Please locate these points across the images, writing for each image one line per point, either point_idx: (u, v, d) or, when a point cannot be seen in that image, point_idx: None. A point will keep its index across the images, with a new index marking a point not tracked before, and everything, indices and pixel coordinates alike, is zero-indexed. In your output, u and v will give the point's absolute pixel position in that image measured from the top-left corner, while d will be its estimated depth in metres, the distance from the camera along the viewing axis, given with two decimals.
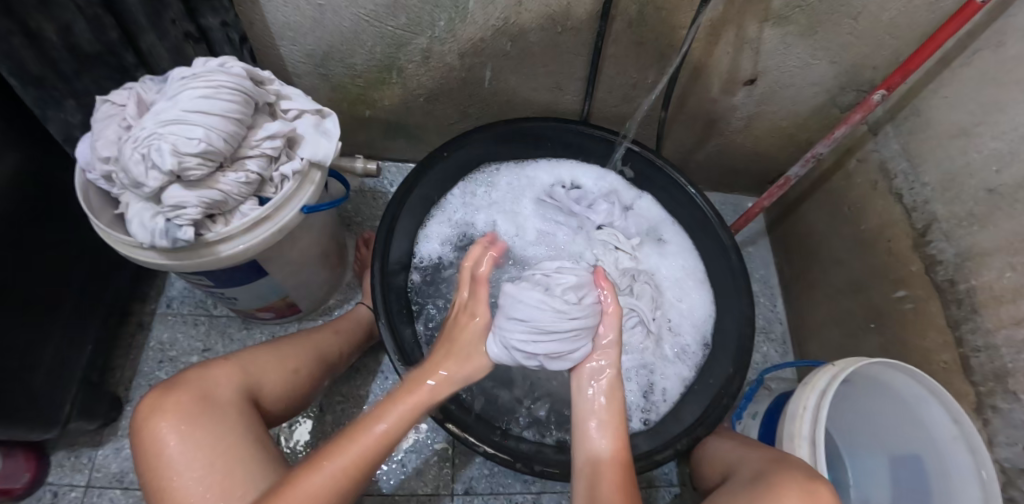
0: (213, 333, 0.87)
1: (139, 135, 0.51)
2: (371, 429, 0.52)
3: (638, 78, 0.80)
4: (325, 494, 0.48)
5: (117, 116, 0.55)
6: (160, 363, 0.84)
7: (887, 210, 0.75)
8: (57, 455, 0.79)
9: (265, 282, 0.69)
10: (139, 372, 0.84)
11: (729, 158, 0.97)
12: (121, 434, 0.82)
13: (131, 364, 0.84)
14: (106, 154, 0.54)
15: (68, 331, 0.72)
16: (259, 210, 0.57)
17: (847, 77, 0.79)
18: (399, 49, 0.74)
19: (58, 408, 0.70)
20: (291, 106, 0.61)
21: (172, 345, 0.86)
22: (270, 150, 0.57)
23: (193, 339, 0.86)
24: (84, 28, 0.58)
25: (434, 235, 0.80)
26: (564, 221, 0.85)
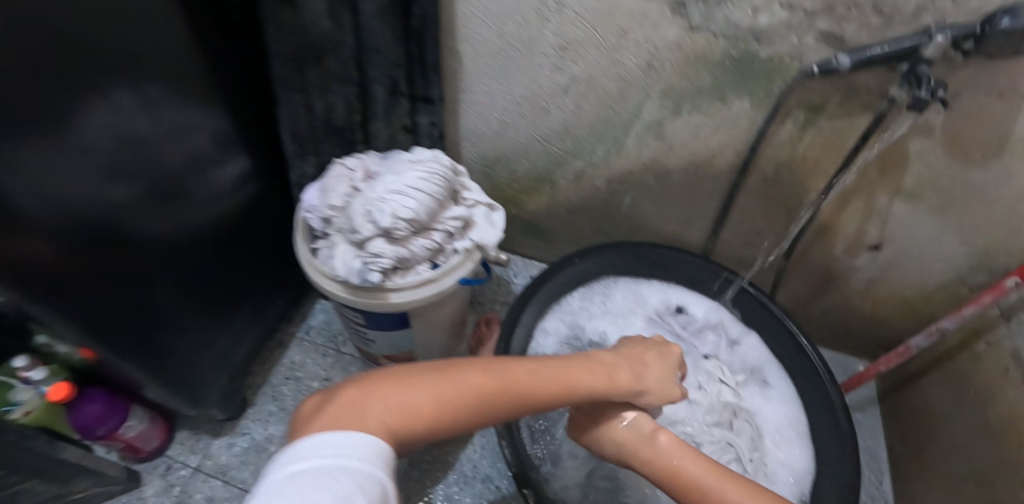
0: (336, 366, 0.97)
1: (368, 197, 0.65)
2: (553, 371, 0.57)
3: (764, 227, 0.87)
4: (492, 394, 0.51)
5: (347, 177, 0.71)
6: (286, 379, 0.95)
7: (1019, 401, 0.72)
8: (181, 433, 0.89)
9: (405, 332, 0.80)
10: (267, 383, 0.95)
11: (844, 318, 0.98)
12: (237, 431, 0.90)
13: (263, 375, 0.96)
14: (333, 203, 0.69)
15: (235, 332, 0.86)
16: (429, 272, 0.68)
17: (979, 258, 0.81)
18: (558, 167, 0.89)
19: (207, 393, 0.82)
20: (471, 195, 0.73)
21: (301, 367, 0.97)
22: (451, 228, 0.69)
23: (319, 366, 0.97)
24: (342, 110, 0.77)
25: (550, 333, 0.88)
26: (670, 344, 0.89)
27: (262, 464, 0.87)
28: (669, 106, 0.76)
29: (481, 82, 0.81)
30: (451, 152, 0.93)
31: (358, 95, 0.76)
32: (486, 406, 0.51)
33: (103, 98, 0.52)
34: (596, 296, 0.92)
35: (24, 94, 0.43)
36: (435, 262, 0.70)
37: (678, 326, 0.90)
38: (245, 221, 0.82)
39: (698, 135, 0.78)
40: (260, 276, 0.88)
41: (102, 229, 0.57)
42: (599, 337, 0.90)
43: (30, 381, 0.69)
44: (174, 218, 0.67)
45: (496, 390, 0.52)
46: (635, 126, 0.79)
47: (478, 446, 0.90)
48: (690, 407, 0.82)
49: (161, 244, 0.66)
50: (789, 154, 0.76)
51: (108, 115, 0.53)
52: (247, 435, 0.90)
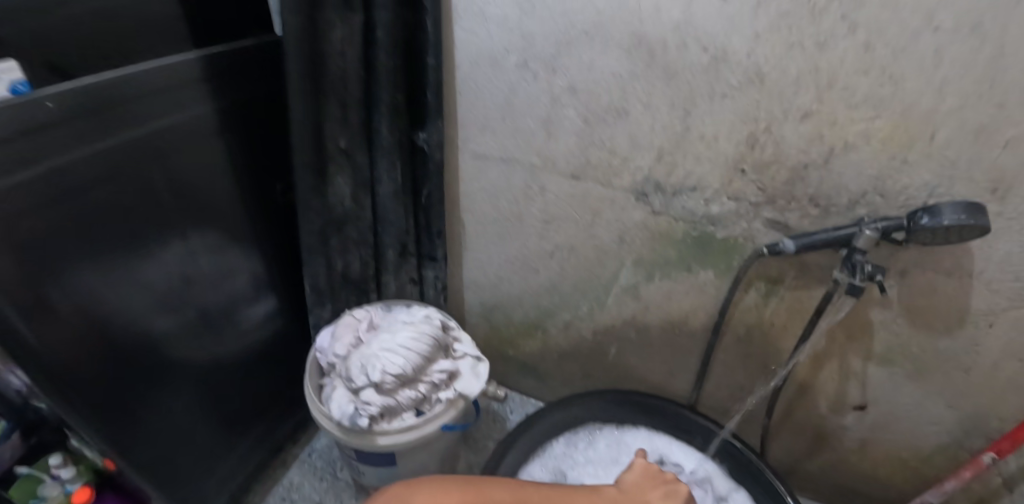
0: (331, 492, 1.01)
1: (366, 350, 0.75)
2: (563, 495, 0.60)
3: (746, 382, 0.90)
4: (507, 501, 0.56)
5: (353, 327, 0.82)
6: (280, 501, 0.99)
7: None
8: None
9: (392, 468, 0.84)
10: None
11: (845, 477, 0.95)
12: None
13: (260, 496, 1.00)
14: (338, 351, 0.79)
15: (241, 452, 0.93)
16: (413, 419, 0.75)
17: (971, 422, 0.80)
18: (548, 317, 0.97)
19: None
20: (461, 348, 0.82)
21: (297, 489, 1.01)
22: (436, 379, 0.77)
23: (315, 491, 1.01)
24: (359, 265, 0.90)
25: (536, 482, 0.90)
26: None
27: None
28: (642, 272, 0.84)
29: (480, 243, 0.94)
30: (455, 299, 1.04)
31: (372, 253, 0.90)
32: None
33: (159, 256, 0.68)
34: (580, 441, 0.95)
35: (129, 228, 0.63)
36: (420, 410, 0.77)
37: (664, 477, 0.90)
38: (266, 351, 0.93)
39: (671, 298, 0.85)
40: (270, 403, 0.98)
41: (146, 350, 0.69)
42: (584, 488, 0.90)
43: (59, 478, 0.81)
44: (207, 349, 0.80)
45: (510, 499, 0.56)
46: (613, 288, 0.88)
47: None
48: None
49: (192, 373, 0.78)
50: (756, 317, 0.82)
51: (162, 268, 0.69)
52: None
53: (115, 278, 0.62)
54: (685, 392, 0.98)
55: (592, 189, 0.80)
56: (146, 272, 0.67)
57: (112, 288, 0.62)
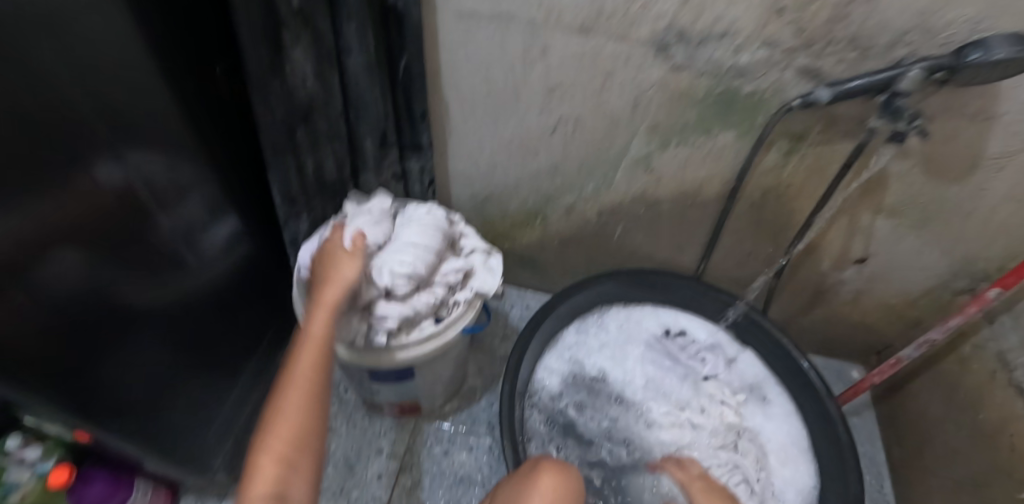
0: (339, 416, 0.93)
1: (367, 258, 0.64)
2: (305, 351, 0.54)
3: (753, 249, 0.90)
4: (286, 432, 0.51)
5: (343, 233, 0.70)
6: None
7: (1007, 403, 0.77)
8: (186, 498, 0.88)
9: (413, 382, 0.80)
10: None
11: (836, 326, 1.01)
12: None
13: None
14: None
15: (236, 392, 0.85)
16: (433, 327, 0.68)
17: (961, 265, 0.83)
18: (549, 202, 0.90)
19: (211, 458, 0.81)
20: (468, 243, 0.74)
21: None
22: (451, 278, 0.69)
23: None
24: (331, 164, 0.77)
25: (552, 372, 0.88)
26: (670, 367, 0.90)
27: None
28: (657, 141, 0.77)
29: (468, 125, 0.82)
30: (442, 194, 0.94)
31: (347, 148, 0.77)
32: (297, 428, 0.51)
33: (88, 185, 0.49)
34: (592, 328, 0.93)
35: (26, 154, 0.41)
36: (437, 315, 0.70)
37: (677, 349, 0.91)
38: (241, 279, 0.80)
39: (686, 167, 0.79)
40: (255, 334, 0.87)
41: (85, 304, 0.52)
42: (600, 372, 0.90)
43: (25, 460, 0.67)
44: (163, 291, 0.64)
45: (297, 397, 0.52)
46: (623, 163, 0.81)
47: (483, 460, 0.89)
48: (695, 434, 0.84)
49: (161, 321, 0.64)
50: (774, 180, 0.78)
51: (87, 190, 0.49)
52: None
53: (34, 211, 0.43)
54: (691, 265, 0.97)
55: (602, 47, 0.68)
56: (65, 204, 0.46)
57: (38, 227, 0.44)
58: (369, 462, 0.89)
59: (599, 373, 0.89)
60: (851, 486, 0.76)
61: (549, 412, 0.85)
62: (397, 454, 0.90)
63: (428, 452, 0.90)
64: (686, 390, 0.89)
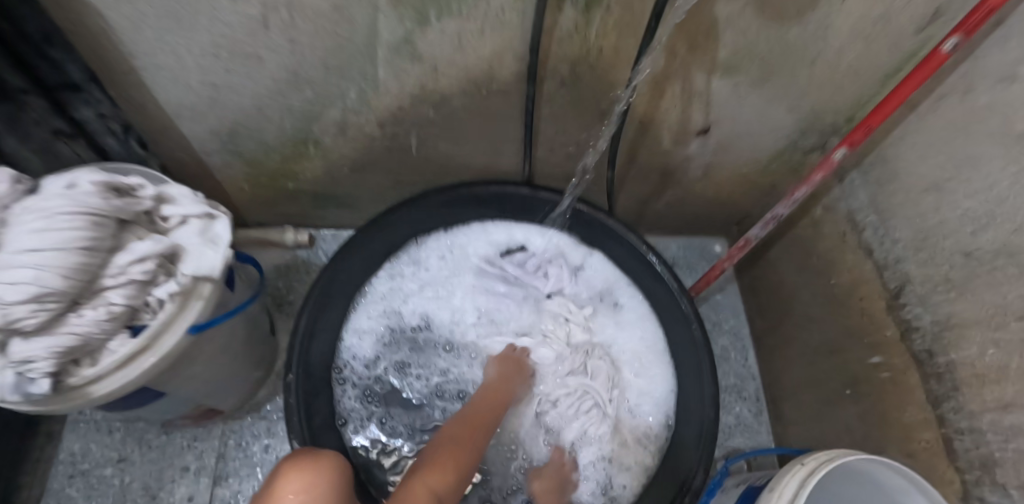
0: (129, 441, 0.74)
1: None
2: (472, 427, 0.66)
3: (581, 136, 0.74)
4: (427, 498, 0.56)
5: None
6: (70, 478, 0.72)
7: (857, 265, 0.73)
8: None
9: (168, 399, 0.61)
10: (47, 491, 0.72)
11: (690, 205, 0.91)
12: None
13: (38, 483, 0.72)
14: None
15: None
16: (132, 342, 0.48)
17: (809, 121, 0.74)
18: (311, 123, 0.67)
19: None
20: (173, 212, 0.53)
21: (84, 456, 0.73)
22: (139, 276, 0.48)
23: (107, 448, 0.74)
24: None
25: (364, 334, 0.73)
26: (507, 292, 0.79)
27: None
28: (410, 17, 0.54)
29: (132, 39, 0.53)
30: (165, 137, 0.68)
31: None
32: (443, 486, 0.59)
33: None
34: (407, 268, 0.76)
35: None
36: (140, 323, 0.50)
37: (514, 270, 0.78)
38: None
39: (462, 46, 0.58)
40: None
41: None
42: (422, 319, 0.77)
43: None
44: None
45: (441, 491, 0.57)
46: (379, 53, 0.58)
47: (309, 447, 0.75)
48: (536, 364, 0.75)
49: None
50: (581, 47, 0.59)
51: None
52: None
53: None
54: (517, 167, 0.80)
55: None
56: None
57: None
58: (174, 486, 0.73)
59: (423, 319, 0.77)
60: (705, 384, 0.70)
61: (367, 382, 0.71)
62: (207, 467, 0.74)
63: (244, 456, 0.75)
64: (529, 314, 0.79)
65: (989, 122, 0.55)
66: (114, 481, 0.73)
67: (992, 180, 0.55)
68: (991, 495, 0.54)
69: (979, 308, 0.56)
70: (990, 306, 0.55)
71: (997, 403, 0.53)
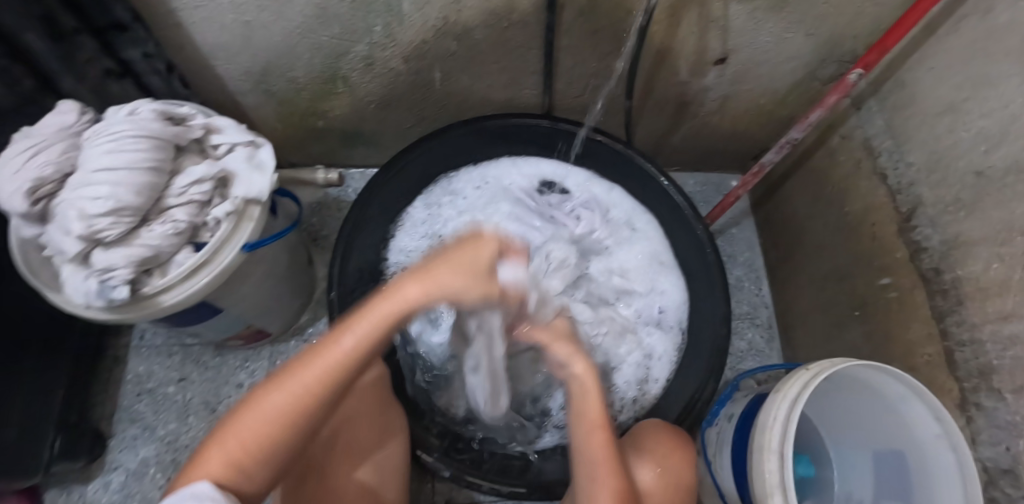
0: (188, 362, 0.82)
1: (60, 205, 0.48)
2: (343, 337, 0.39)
3: (599, 68, 0.76)
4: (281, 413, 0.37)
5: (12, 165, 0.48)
6: (138, 396, 0.80)
7: (871, 192, 0.75)
8: (49, 493, 0.75)
9: (223, 317, 0.67)
10: (119, 407, 0.80)
11: (705, 139, 0.93)
12: (109, 468, 0.77)
13: (111, 400, 0.80)
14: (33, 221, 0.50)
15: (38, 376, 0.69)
16: (196, 256, 0.54)
17: (827, 48, 0.75)
18: (339, 59, 0.70)
19: (39, 453, 0.67)
20: (221, 140, 0.57)
21: (149, 377, 0.81)
22: (199, 196, 0.53)
23: (169, 369, 0.82)
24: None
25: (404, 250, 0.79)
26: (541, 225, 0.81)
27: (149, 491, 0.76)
28: None
29: None
30: (202, 77, 0.71)
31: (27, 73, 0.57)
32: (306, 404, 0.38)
33: None
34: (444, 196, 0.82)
35: None
36: (202, 241, 0.56)
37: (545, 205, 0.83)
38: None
39: None
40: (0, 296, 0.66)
41: None
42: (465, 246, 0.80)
43: None
44: None
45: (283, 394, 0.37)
46: None
47: None
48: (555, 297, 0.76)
49: None
50: None
51: None
52: (121, 467, 0.77)
53: None
54: (537, 102, 0.82)
55: None
56: None
57: None
58: (230, 401, 0.80)
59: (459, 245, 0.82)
60: (722, 311, 0.72)
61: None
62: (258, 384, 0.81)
63: None
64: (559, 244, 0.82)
65: (1007, 39, 0.56)
66: (177, 398, 0.80)
67: (1007, 98, 0.56)
68: (988, 400, 0.57)
69: (987, 225, 0.58)
70: (998, 223, 0.57)
71: (998, 314, 0.56)
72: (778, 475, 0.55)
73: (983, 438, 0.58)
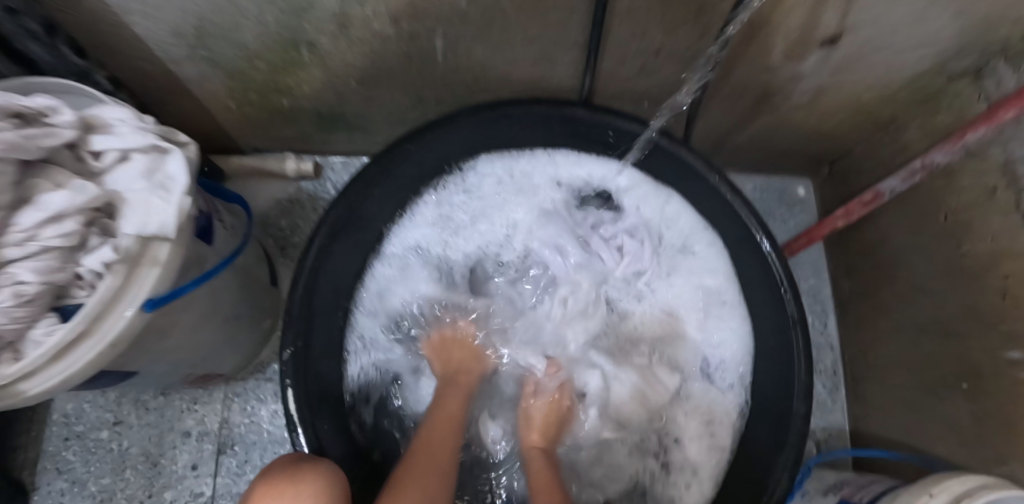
0: (125, 401, 0.66)
1: None
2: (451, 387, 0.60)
3: (664, 43, 0.55)
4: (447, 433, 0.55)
5: None
6: (67, 441, 0.64)
7: (1005, 233, 0.56)
8: None
9: (145, 376, 0.50)
10: (44, 453, 0.64)
11: (780, 139, 0.74)
12: None
13: (32, 444, 0.64)
14: None
15: None
16: (63, 330, 0.35)
17: (979, 34, 0.54)
18: (300, 18, 0.49)
19: None
20: (108, 145, 0.38)
21: (78, 418, 0.65)
22: (58, 241, 0.34)
23: (102, 409, 0.66)
24: None
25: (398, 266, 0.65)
26: (569, 237, 0.67)
27: None
28: None
29: None
30: (112, 38, 0.50)
31: None
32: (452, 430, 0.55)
33: None
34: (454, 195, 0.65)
35: None
36: (73, 302, 0.37)
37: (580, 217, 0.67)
38: None
39: None
40: None
41: None
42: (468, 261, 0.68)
43: None
44: None
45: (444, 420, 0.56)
46: None
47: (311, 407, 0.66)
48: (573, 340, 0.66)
49: None
50: None
51: None
52: None
53: None
54: (574, 83, 0.62)
55: None
56: None
57: None
58: (176, 453, 0.64)
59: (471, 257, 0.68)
60: (802, 385, 0.53)
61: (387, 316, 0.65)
62: (209, 433, 0.65)
63: (250, 421, 0.65)
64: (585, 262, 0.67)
65: None
66: (111, 446, 0.65)
67: None
68: None
69: None
70: None
71: None
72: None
73: None
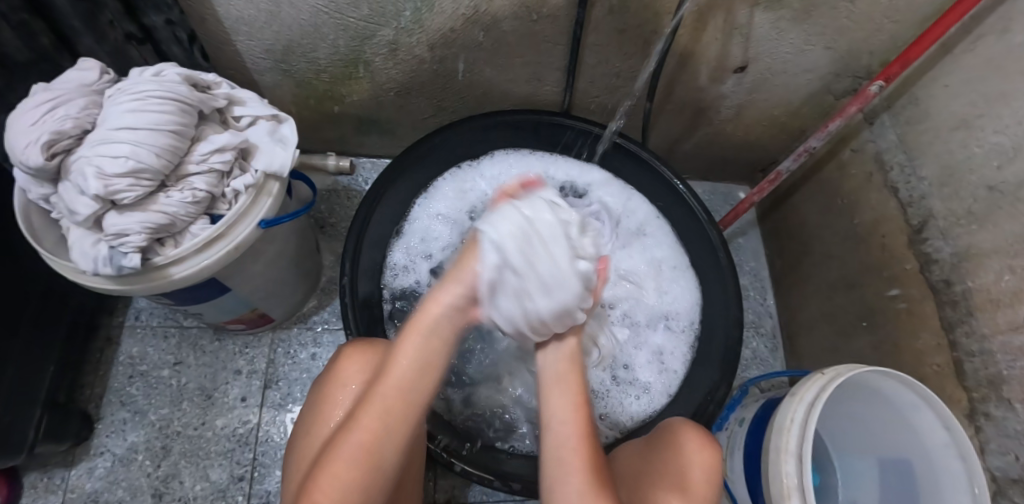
0: (185, 346, 0.79)
1: (73, 163, 0.47)
2: (390, 380, 0.45)
3: (622, 67, 0.76)
4: (373, 437, 0.43)
5: (31, 115, 0.46)
6: (131, 378, 0.77)
7: (881, 205, 0.76)
8: (29, 477, 0.71)
9: (230, 297, 0.64)
10: (110, 389, 0.76)
11: (718, 146, 0.95)
12: (95, 453, 0.73)
13: (102, 380, 0.77)
14: (45, 179, 0.48)
15: (28, 353, 0.64)
16: (210, 228, 0.52)
17: (843, 63, 0.76)
18: (363, 43, 0.69)
19: (23, 435, 0.63)
20: (245, 113, 0.56)
21: (143, 359, 0.78)
22: (219, 165, 0.52)
23: (164, 352, 0.79)
24: (13, 36, 0.53)
25: (427, 229, 0.75)
26: None
27: (134, 481, 0.72)
28: None
29: None
30: (222, 52, 0.69)
31: (47, 31, 0.56)
32: (421, 380, 0.45)
33: None
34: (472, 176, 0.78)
35: None
36: (217, 213, 0.54)
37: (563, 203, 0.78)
38: None
39: None
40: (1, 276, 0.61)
41: None
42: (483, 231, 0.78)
43: None
44: None
45: (388, 413, 0.43)
46: None
47: None
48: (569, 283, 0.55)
49: None
50: None
51: None
52: (108, 452, 0.73)
53: None
54: (558, 98, 0.83)
55: None
56: None
57: None
58: (227, 387, 0.77)
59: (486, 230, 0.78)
60: (733, 317, 0.72)
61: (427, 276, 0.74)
62: (258, 371, 0.79)
63: (292, 362, 0.80)
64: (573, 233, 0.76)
65: None
66: (172, 382, 0.77)
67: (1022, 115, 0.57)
68: (997, 410, 0.58)
69: (999, 238, 0.59)
70: (1009, 234, 0.58)
71: (1008, 325, 0.57)
72: (797, 476, 0.55)
73: (1005, 479, 0.57)
